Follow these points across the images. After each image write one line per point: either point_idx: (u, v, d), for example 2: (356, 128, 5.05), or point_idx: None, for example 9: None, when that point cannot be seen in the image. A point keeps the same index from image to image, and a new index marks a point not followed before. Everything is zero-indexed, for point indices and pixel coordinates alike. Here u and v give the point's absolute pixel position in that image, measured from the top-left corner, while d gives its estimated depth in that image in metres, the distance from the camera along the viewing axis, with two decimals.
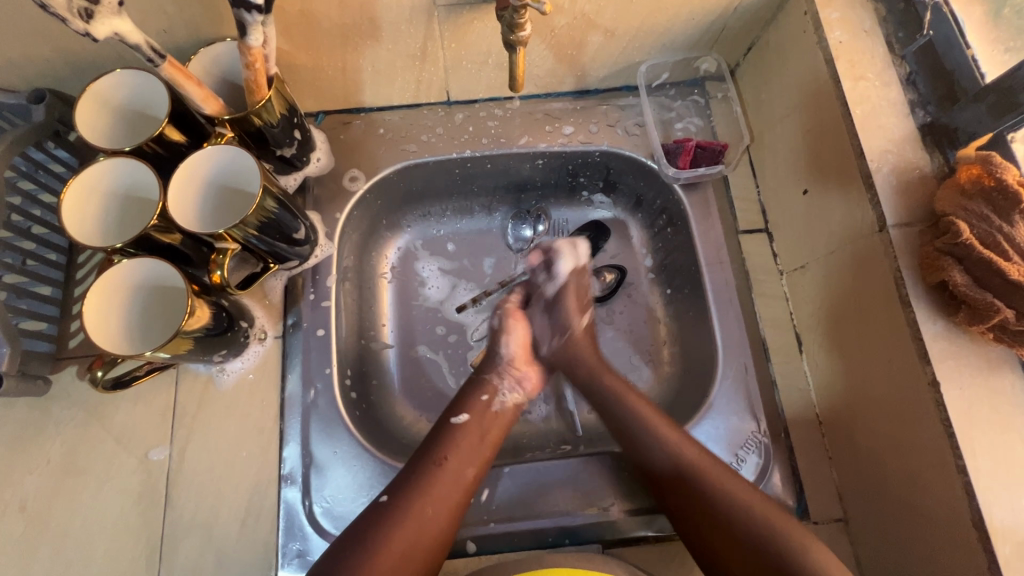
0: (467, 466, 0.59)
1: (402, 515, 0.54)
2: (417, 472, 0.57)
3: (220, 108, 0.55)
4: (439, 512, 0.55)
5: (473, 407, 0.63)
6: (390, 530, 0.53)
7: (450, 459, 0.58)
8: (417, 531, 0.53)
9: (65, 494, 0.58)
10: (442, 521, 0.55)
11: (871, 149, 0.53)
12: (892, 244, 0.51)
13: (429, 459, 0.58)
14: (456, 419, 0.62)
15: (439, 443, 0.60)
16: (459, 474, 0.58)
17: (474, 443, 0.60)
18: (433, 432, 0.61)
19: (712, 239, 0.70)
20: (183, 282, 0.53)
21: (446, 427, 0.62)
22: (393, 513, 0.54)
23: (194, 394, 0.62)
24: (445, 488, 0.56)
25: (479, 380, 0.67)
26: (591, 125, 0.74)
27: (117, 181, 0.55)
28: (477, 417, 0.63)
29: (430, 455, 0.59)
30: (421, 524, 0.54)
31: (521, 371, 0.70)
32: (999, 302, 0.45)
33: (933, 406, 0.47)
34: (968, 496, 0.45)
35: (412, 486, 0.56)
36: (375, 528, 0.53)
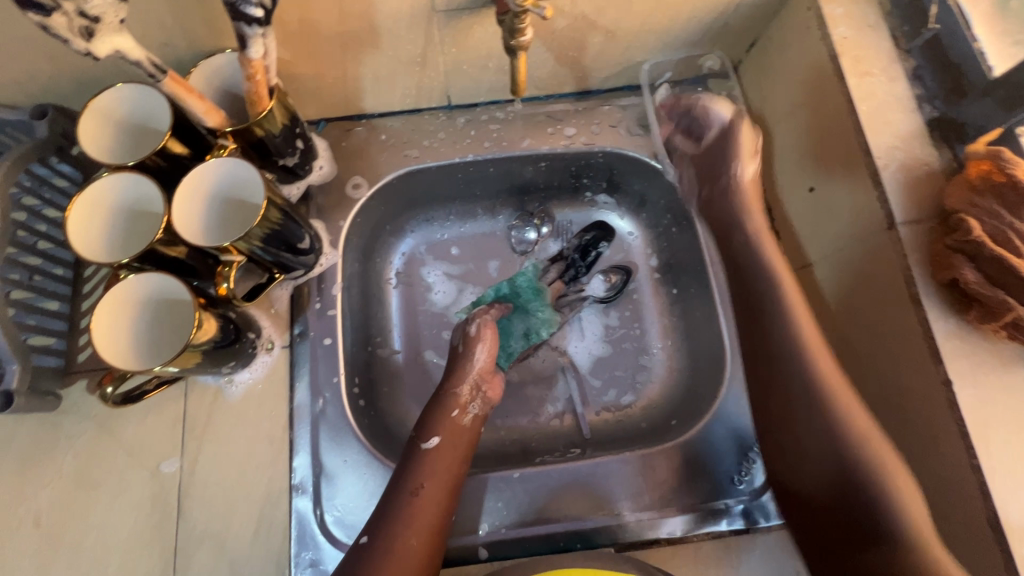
0: (442, 488, 0.57)
1: (384, 554, 0.52)
2: (393, 506, 0.55)
3: (222, 120, 0.56)
4: (423, 540, 0.54)
5: (447, 429, 0.61)
6: (375, 569, 0.51)
7: (425, 485, 0.56)
8: (405, 562, 0.52)
9: (79, 508, 0.59)
10: (428, 546, 0.54)
11: (878, 146, 0.53)
12: (902, 242, 0.50)
13: (403, 490, 0.56)
14: (426, 442, 0.60)
15: (409, 472, 0.57)
16: (435, 499, 0.56)
17: (448, 465, 0.59)
18: (402, 461, 0.59)
19: (718, 238, 0.70)
20: (189, 296, 0.53)
21: (417, 453, 0.59)
22: (376, 552, 0.52)
23: (204, 406, 0.62)
24: (424, 513, 0.55)
25: (448, 399, 0.64)
26: (593, 126, 0.74)
27: (122, 196, 0.55)
28: (451, 438, 0.60)
29: (401, 488, 0.56)
30: (405, 556, 0.52)
31: (489, 384, 0.67)
32: (1011, 300, 0.44)
33: (946, 405, 0.47)
34: (984, 495, 0.45)
35: (390, 521, 0.54)
36: (360, 571, 0.51)
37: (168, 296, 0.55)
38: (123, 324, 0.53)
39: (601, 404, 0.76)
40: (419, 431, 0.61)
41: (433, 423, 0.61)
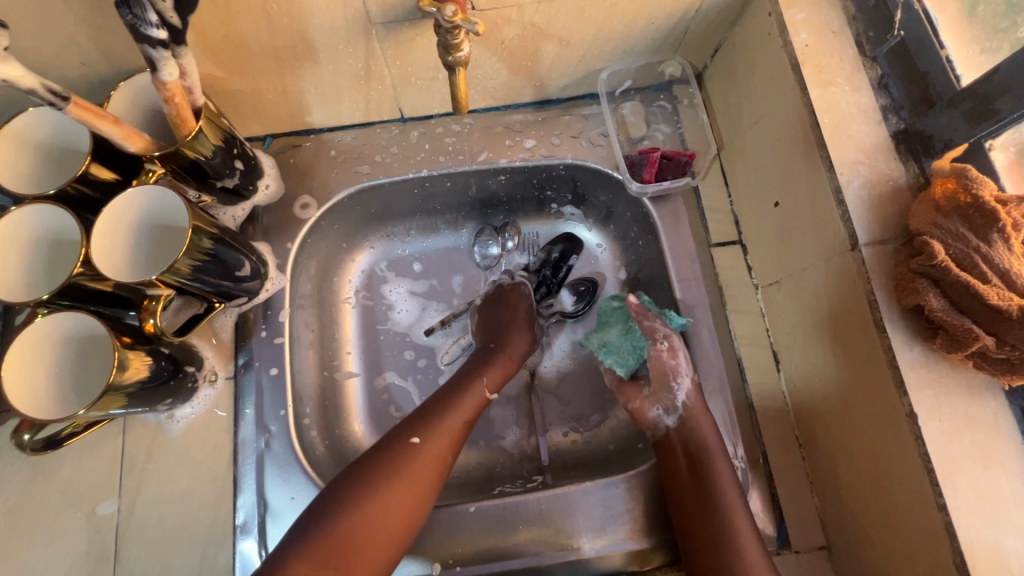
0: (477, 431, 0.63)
1: (429, 458, 0.57)
2: (449, 423, 0.60)
3: (147, 144, 0.52)
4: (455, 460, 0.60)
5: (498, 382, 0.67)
6: (417, 468, 0.56)
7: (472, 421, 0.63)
8: (438, 474, 0.57)
9: (9, 556, 0.56)
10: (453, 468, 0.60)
11: (841, 162, 0.50)
12: (865, 265, 0.47)
13: (457, 410, 0.62)
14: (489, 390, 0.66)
15: (466, 393, 0.64)
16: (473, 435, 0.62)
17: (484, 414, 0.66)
18: (465, 387, 0.64)
19: (683, 254, 0.67)
20: (108, 335, 0.50)
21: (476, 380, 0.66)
22: (425, 454, 0.57)
23: (143, 443, 0.59)
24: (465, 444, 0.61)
25: (504, 356, 0.69)
26: (554, 137, 0.71)
27: (41, 230, 0.52)
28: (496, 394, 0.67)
29: (458, 410, 0.62)
30: (442, 467, 0.58)
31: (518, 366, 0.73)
32: (978, 329, 0.42)
33: (911, 439, 0.44)
34: (950, 536, 0.42)
35: (443, 431, 0.59)
36: (403, 463, 0.56)
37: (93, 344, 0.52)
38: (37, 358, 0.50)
39: (567, 425, 0.74)
40: (479, 368, 0.67)
41: (493, 369, 0.67)
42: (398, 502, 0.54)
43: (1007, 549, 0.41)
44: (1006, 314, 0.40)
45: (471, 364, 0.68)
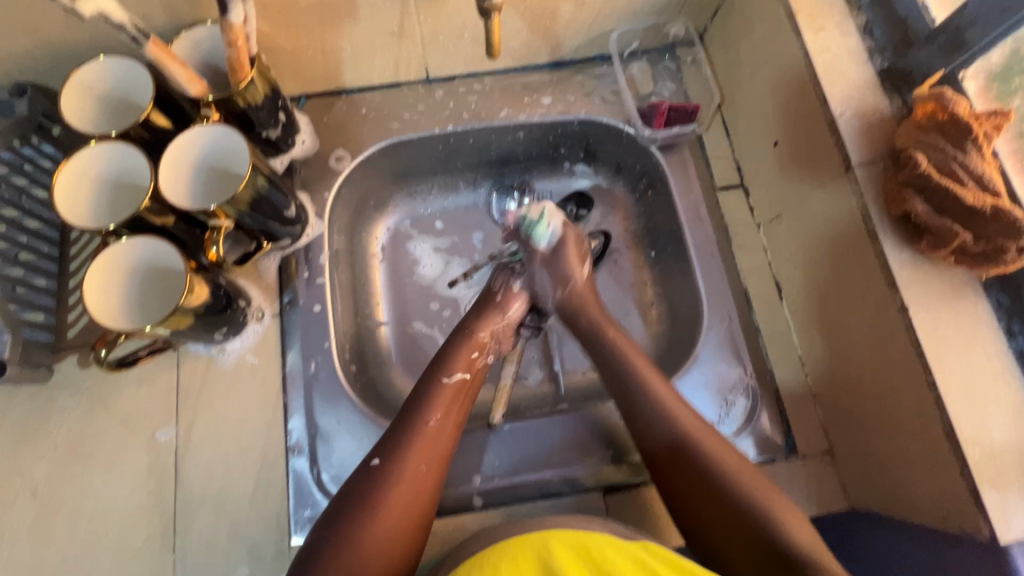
0: (453, 423, 0.61)
1: (396, 479, 0.54)
2: (411, 433, 0.58)
3: (205, 90, 0.57)
4: (432, 468, 0.57)
5: (467, 366, 0.65)
6: (386, 492, 0.53)
7: (442, 416, 0.60)
8: (414, 487, 0.55)
9: (76, 478, 0.60)
10: (435, 474, 0.57)
11: (834, 95, 0.56)
12: (858, 182, 0.54)
13: (416, 419, 0.59)
14: (448, 377, 0.63)
15: (423, 401, 0.61)
16: (447, 430, 0.60)
17: (462, 401, 0.63)
18: (424, 389, 0.62)
19: (691, 197, 0.73)
20: (180, 260, 0.54)
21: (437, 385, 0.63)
22: (388, 474, 0.55)
23: (197, 374, 0.64)
24: (435, 445, 0.58)
25: (469, 338, 0.68)
26: (568, 95, 0.77)
27: (107, 167, 0.55)
28: (468, 376, 0.65)
29: (418, 417, 0.59)
30: (415, 480, 0.55)
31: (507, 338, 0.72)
32: (958, 227, 0.48)
33: (904, 329, 0.50)
34: (939, 408, 0.48)
35: (404, 447, 0.56)
36: (370, 493, 0.53)
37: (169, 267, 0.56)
38: (117, 267, 0.54)
39: (586, 364, 0.79)
40: (439, 366, 0.65)
41: (455, 360, 0.65)
42: (380, 535, 0.51)
43: (988, 417, 0.47)
44: (981, 212, 0.47)
45: (431, 366, 0.65)
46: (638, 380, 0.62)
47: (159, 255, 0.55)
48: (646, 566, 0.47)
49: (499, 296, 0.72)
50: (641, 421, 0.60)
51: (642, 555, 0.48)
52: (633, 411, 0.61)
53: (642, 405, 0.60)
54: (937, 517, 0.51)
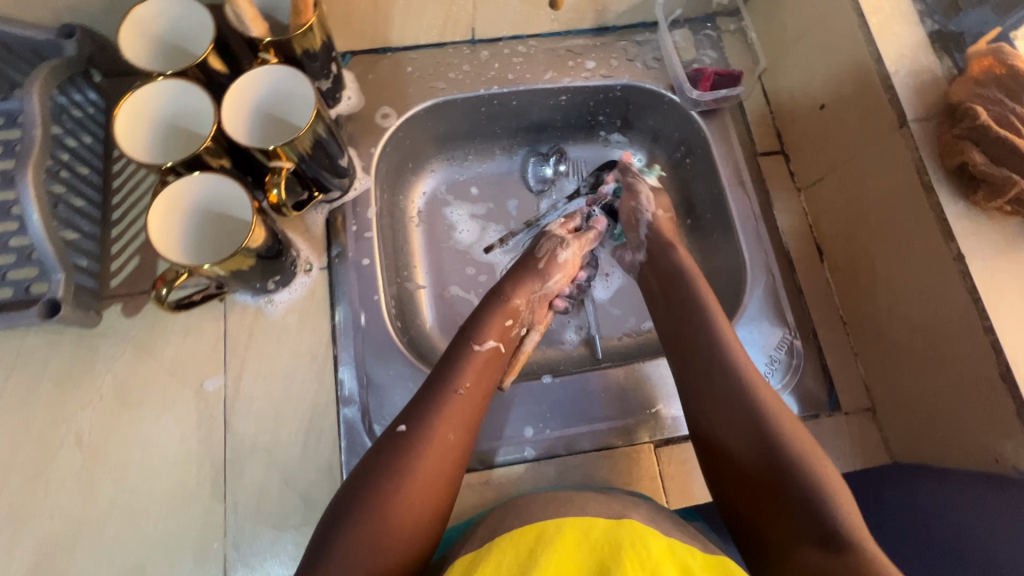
0: (481, 393, 0.59)
1: (423, 445, 0.53)
2: (439, 399, 0.56)
3: (266, 32, 0.57)
4: (459, 437, 0.55)
5: (499, 335, 0.64)
6: (412, 460, 0.51)
7: (472, 384, 0.59)
8: (441, 454, 0.53)
9: (122, 426, 0.58)
10: (462, 443, 0.55)
11: (888, 55, 0.58)
12: (913, 137, 0.55)
13: (444, 387, 0.57)
14: (480, 345, 0.62)
15: (454, 367, 0.59)
16: (476, 399, 0.58)
17: (491, 370, 0.62)
18: (455, 355, 0.60)
19: (733, 161, 0.74)
20: (245, 199, 0.53)
21: (468, 351, 0.61)
22: (415, 441, 0.53)
23: (245, 325, 0.63)
24: (464, 413, 0.57)
25: (503, 305, 0.66)
26: (612, 59, 0.77)
27: (163, 107, 0.55)
28: (499, 345, 0.64)
29: (446, 385, 0.58)
30: (441, 449, 0.54)
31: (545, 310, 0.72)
32: (1015, 176, 0.49)
33: (959, 278, 0.52)
34: (997, 353, 0.49)
35: (432, 413, 0.55)
36: (395, 460, 0.51)
37: (229, 207, 0.55)
38: (181, 204, 0.53)
39: (622, 329, 0.80)
40: (470, 332, 0.63)
41: (487, 327, 0.64)
42: (408, 501, 0.50)
43: None
44: None
45: (462, 330, 0.64)
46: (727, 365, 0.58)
47: (219, 191, 0.54)
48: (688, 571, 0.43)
49: (542, 263, 0.70)
50: (723, 404, 0.56)
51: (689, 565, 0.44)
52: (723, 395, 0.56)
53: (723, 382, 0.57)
54: (987, 460, 0.52)
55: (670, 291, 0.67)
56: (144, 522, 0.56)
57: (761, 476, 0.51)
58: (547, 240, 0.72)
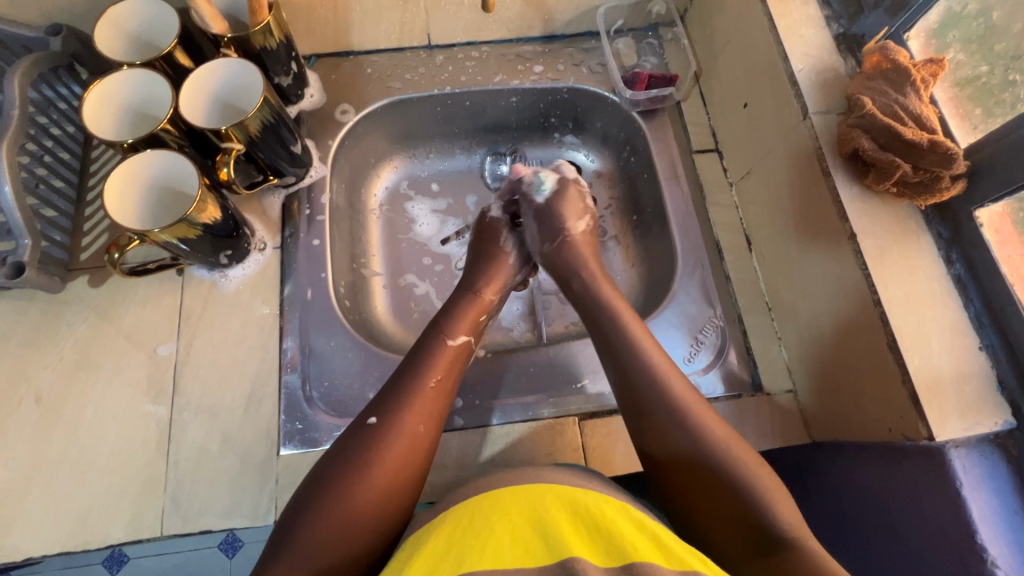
0: (451, 385, 0.60)
1: (392, 436, 0.53)
2: (409, 392, 0.57)
3: (226, 29, 0.63)
4: (429, 429, 0.56)
5: (468, 329, 0.65)
6: (381, 450, 0.52)
7: (441, 378, 0.59)
8: (412, 445, 0.54)
9: (79, 387, 0.63)
10: (432, 436, 0.56)
11: (795, 54, 0.62)
12: (814, 127, 0.59)
13: (416, 381, 0.58)
14: (450, 339, 0.63)
15: (426, 361, 0.60)
16: (446, 393, 0.59)
17: (461, 365, 0.62)
18: (425, 349, 0.61)
19: (669, 157, 0.78)
20: (194, 176, 0.59)
21: (439, 345, 0.62)
22: (384, 434, 0.54)
23: (200, 297, 0.67)
24: (434, 406, 0.57)
25: (474, 300, 0.68)
26: (559, 64, 0.83)
27: (130, 94, 0.61)
28: (470, 339, 0.65)
29: (416, 379, 0.58)
30: (411, 441, 0.54)
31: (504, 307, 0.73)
32: (897, 159, 0.53)
33: (852, 256, 0.55)
34: (884, 324, 0.52)
35: (404, 406, 0.55)
36: (363, 451, 0.52)
37: (183, 183, 0.60)
38: (136, 178, 0.59)
39: (569, 318, 0.82)
40: (442, 327, 0.64)
41: (457, 322, 0.65)
42: (376, 487, 0.51)
43: (927, 330, 0.52)
44: (919, 146, 0.52)
45: (433, 325, 0.65)
46: (650, 379, 0.57)
47: (171, 167, 0.59)
48: (643, 528, 0.45)
49: (504, 249, 0.74)
50: (658, 422, 0.55)
51: (645, 520, 0.46)
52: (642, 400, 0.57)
53: (662, 414, 0.55)
54: (881, 431, 0.55)
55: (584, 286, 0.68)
56: (89, 475, 0.60)
57: (703, 475, 0.52)
58: (506, 232, 0.75)
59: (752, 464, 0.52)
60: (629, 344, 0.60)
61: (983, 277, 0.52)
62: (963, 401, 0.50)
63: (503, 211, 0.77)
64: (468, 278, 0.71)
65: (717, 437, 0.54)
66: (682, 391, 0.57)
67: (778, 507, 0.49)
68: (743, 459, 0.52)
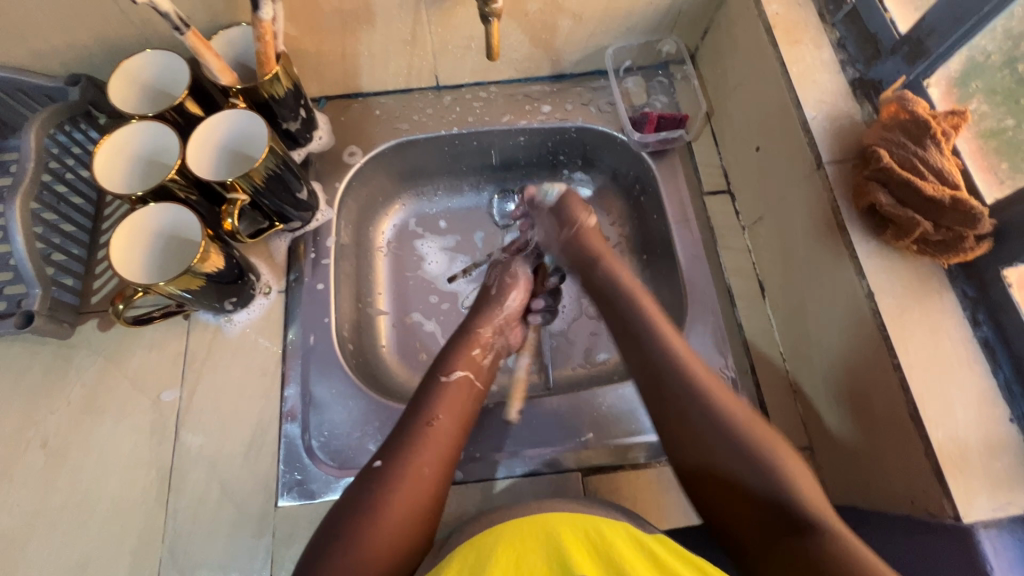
0: (459, 422, 0.59)
1: (398, 477, 0.52)
2: (413, 433, 0.56)
3: (235, 80, 0.63)
4: (436, 470, 0.54)
5: (468, 365, 0.64)
6: (388, 495, 0.51)
7: (447, 416, 0.58)
8: (419, 488, 0.53)
9: (84, 432, 0.63)
10: (441, 476, 0.55)
11: (807, 100, 0.60)
12: (828, 178, 0.57)
13: (419, 421, 0.57)
14: (448, 376, 0.62)
15: (430, 400, 0.59)
16: (453, 430, 0.58)
17: (465, 402, 0.61)
18: (424, 391, 0.60)
19: (679, 199, 0.77)
20: (199, 227, 0.60)
21: (439, 384, 0.61)
22: (387, 476, 0.53)
23: (204, 342, 0.68)
24: (440, 446, 0.56)
25: (469, 337, 0.67)
26: (567, 104, 0.82)
27: (142, 146, 0.62)
28: (472, 376, 0.63)
29: (421, 418, 0.57)
30: (419, 480, 0.53)
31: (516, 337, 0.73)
32: (919, 216, 0.50)
33: (871, 315, 0.52)
34: (904, 392, 0.49)
35: (408, 447, 0.55)
36: (371, 496, 0.51)
37: (189, 232, 0.61)
38: (144, 230, 0.60)
39: (577, 360, 0.80)
40: (441, 365, 0.63)
41: (455, 359, 0.64)
42: (390, 531, 0.50)
43: (953, 398, 0.48)
44: (940, 203, 0.49)
45: (433, 365, 0.64)
46: (678, 369, 0.57)
47: (178, 220, 0.61)
48: (641, 544, 0.46)
49: (493, 292, 0.73)
50: (687, 427, 0.54)
51: (643, 538, 0.47)
52: (680, 407, 0.55)
53: (677, 405, 0.55)
54: (904, 502, 0.51)
55: (603, 285, 0.68)
56: (89, 524, 0.60)
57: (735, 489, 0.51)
58: (494, 270, 0.76)
59: (783, 454, 0.51)
60: (671, 364, 0.58)
61: (1013, 342, 0.49)
62: (992, 478, 0.46)
63: (507, 252, 0.79)
64: (466, 317, 0.71)
65: (749, 430, 0.52)
66: (732, 406, 0.54)
67: (799, 488, 0.49)
68: (762, 436, 0.52)
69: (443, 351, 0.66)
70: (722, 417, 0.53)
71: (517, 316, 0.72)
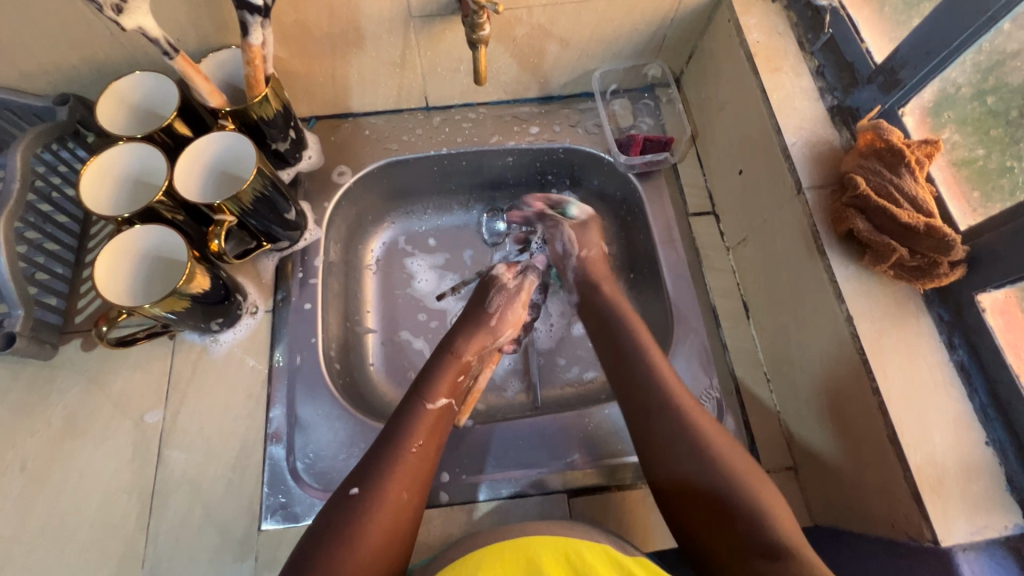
0: (435, 450, 0.59)
1: (374, 504, 0.52)
2: (390, 459, 0.56)
3: (224, 102, 0.63)
4: (412, 497, 0.55)
5: (451, 390, 0.64)
6: (365, 520, 0.51)
7: (424, 443, 0.58)
8: (394, 516, 0.53)
9: (66, 454, 0.62)
10: (416, 502, 0.55)
11: (788, 126, 0.62)
12: (808, 204, 0.58)
13: (397, 447, 0.57)
14: (432, 403, 0.62)
15: (408, 427, 0.59)
16: (429, 458, 0.58)
17: (443, 426, 0.62)
18: (403, 415, 0.60)
19: (665, 219, 0.78)
20: (185, 248, 0.59)
21: (420, 410, 0.61)
22: (364, 504, 0.52)
23: (189, 362, 0.68)
24: (417, 473, 0.56)
25: (453, 360, 0.67)
26: (555, 125, 0.84)
27: (130, 166, 0.62)
28: (451, 401, 0.64)
29: (399, 444, 0.57)
30: (395, 509, 0.53)
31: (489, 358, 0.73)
32: (894, 242, 0.51)
33: (850, 340, 0.53)
34: (883, 415, 0.50)
35: (385, 473, 0.55)
36: (347, 522, 0.51)
37: (176, 253, 0.61)
38: (129, 251, 0.60)
39: (565, 379, 0.80)
40: (424, 389, 0.63)
41: (439, 384, 0.64)
42: (366, 560, 0.49)
43: (932, 423, 0.49)
44: (915, 229, 0.50)
45: (415, 387, 0.64)
46: (663, 385, 0.59)
47: (165, 242, 0.60)
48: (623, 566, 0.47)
49: (493, 319, 0.72)
50: (659, 449, 0.56)
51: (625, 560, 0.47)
52: (653, 428, 0.57)
53: (660, 432, 0.57)
54: (885, 526, 0.52)
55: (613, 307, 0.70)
56: (67, 549, 0.59)
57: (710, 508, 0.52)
58: (496, 292, 0.74)
59: (752, 473, 0.53)
60: (658, 387, 0.59)
61: (988, 365, 0.50)
62: (969, 501, 0.47)
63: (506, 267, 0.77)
64: (452, 336, 0.70)
65: (721, 446, 0.54)
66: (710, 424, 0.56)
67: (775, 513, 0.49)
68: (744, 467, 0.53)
69: (425, 372, 0.66)
70: (698, 432, 0.55)
71: (495, 346, 0.73)
